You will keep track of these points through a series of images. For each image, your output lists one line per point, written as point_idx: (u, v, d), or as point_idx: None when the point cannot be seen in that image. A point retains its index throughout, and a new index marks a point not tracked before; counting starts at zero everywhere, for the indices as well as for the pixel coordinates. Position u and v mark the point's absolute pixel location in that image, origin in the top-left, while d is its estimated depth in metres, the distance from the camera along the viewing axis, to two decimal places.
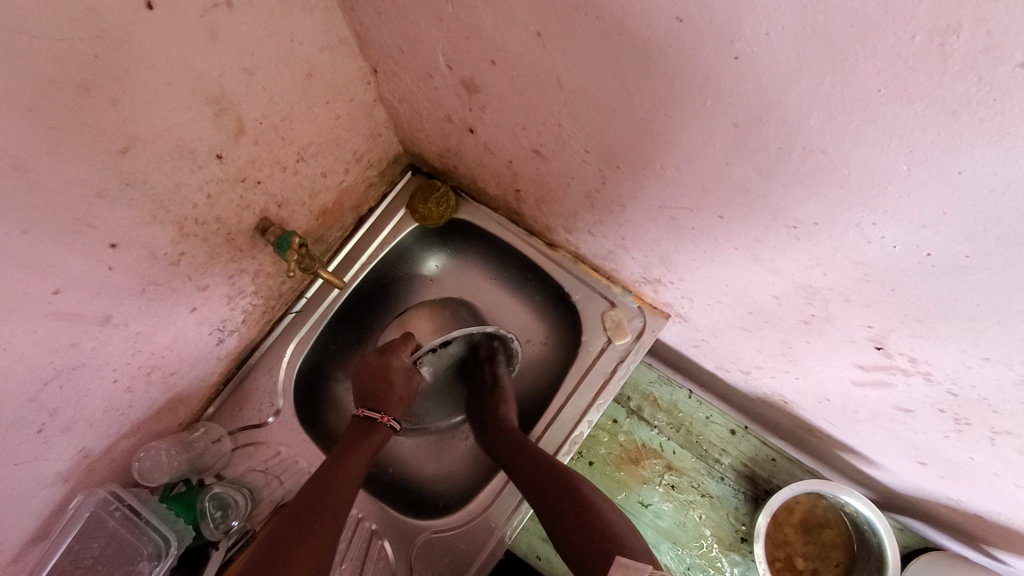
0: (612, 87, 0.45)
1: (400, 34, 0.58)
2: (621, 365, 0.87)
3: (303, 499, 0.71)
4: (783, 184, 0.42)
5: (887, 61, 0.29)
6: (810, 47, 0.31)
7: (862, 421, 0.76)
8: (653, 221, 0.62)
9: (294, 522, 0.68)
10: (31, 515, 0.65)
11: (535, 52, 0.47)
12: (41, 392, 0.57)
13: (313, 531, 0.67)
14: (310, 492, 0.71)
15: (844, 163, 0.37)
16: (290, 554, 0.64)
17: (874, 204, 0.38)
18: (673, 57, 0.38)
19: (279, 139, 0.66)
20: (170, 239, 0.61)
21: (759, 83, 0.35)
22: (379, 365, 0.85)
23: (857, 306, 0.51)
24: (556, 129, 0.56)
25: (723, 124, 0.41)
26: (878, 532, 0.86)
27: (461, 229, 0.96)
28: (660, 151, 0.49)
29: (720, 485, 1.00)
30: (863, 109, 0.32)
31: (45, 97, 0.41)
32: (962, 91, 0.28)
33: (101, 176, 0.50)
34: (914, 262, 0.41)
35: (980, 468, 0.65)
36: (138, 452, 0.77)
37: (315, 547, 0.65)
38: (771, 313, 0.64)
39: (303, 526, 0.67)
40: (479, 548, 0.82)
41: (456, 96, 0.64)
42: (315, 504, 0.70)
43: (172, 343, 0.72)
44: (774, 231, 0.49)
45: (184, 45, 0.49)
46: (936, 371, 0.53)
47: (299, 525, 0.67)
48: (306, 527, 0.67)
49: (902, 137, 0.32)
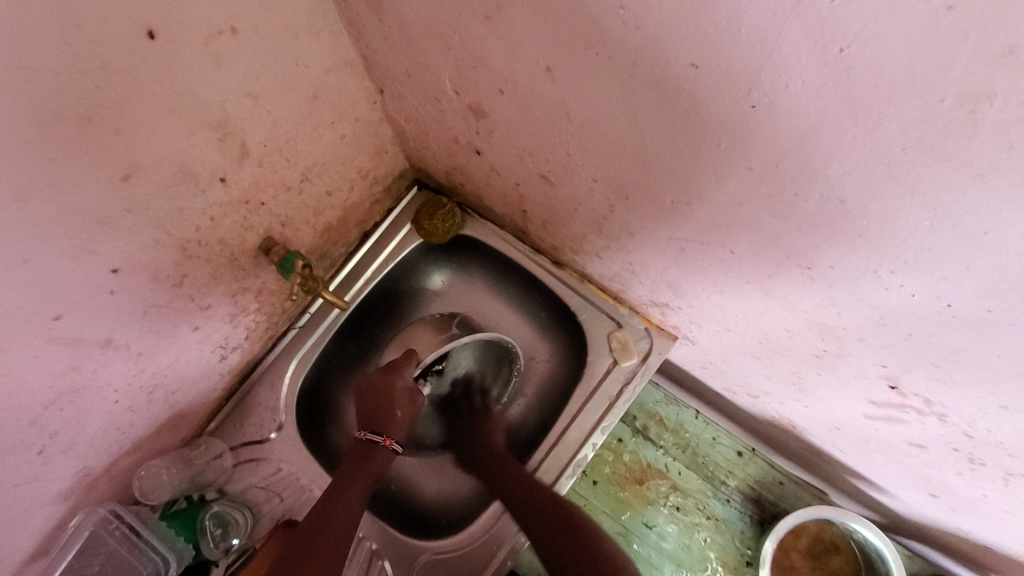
0: (623, 122, 0.43)
1: (407, 59, 0.57)
2: (627, 387, 0.86)
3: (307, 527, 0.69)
4: (799, 228, 0.41)
5: (913, 121, 0.28)
6: (832, 102, 0.30)
7: (872, 452, 0.74)
8: (663, 251, 0.60)
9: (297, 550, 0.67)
10: (30, 535, 0.64)
11: (544, 85, 0.46)
12: (41, 415, 0.57)
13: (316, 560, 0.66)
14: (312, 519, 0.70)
15: (863, 214, 0.36)
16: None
17: (893, 253, 0.37)
18: (687, 100, 0.36)
19: (283, 160, 0.66)
20: (173, 262, 0.61)
21: (779, 132, 0.34)
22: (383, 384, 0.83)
23: (872, 346, 0.50)
24: (565, 158, 0.55)
25: (738, 166, 0.39)
26: (886, 560, 0.85)
27: (466, 245, 0.95)
28: (672, 187, 0.47)
29: (725, 508, 0.99)
30: (885, 165, 0.31)
31: (46, 129, 0.41)
32: (992, 156, 0.27)
33: (104, 204, 0.49)
34: (933, 312, 0.40)
35: (993, 505, 0.63)
36: (139, 468, 0.77)
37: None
38: (782, 345, 0.63)
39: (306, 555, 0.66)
40: (481, 570, 0.81)
41: (464, 119, 0.63)
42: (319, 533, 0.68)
43: (174, 362, 0.71)
44: (788, 271, 0.47)
45: (188, 73, 0.48)
46: (951, 413, 0.52)
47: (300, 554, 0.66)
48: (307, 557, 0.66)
49: (926, 194, 0.31)
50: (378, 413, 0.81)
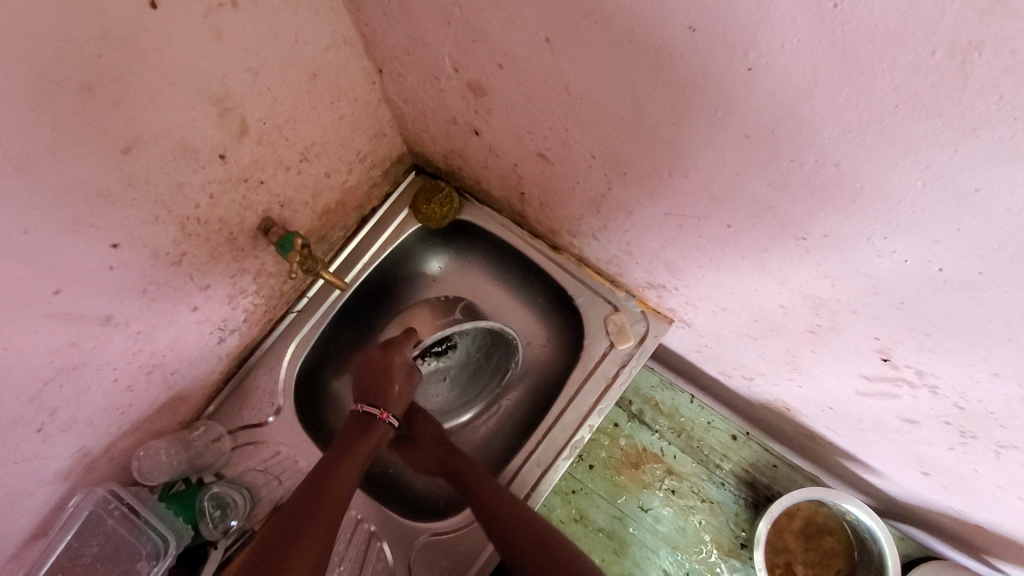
0: (621, 93, 0.44)
1: (407, 36, 0.58)
2: (623, 369, 0.87)
3: (299, 498, 0.70)
4: (793, 196, 0.42)
5: (906, 77, 0.28)
6: (827, 61, 0.30)
7: (865, 431, 0.75)
8: (660, 229, 0.61)
9: (292, 516, 0.67)
10: (29, 514, 0.64)
11: (543, 58, 0.46)
12: (41, 391, 0.57)
13: (310, 528, 0.66)
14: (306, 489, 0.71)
15: (857, 177, 0.36)
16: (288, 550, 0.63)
17: (886, 217, 0.38)
18: (684, 66, 0.37)
19: (282, 139, 0.66)
20: (172, 239, 0.61)
21: (775, 95, 0.34)
22: (382, 361, 0.84)
23: (864, 318, 0.51)
24: (563, 134, 0.56)
25: (734, 134, 0.40)
26: (879, 541, 0.86)
27: (464, 230, 0.95)
28: (670, 159, 0.48)
29: (720, 491, 1.00)
30: (878, 124, 0.32)
31: (47, 98, 0.41)
32: (982, 108, 0.27)
33: (104, 176, 0.49)
34: (924, 277, 0.41)
35: (984, 480, 0.64)
36: (138, 450, 0.77)
37: (313, 545, 0.65)
38: (777, 322, 0.63)
39: (300, 523, 0.66)
40: (478, 551, 0.82)
41: (462, 98, 0.63)
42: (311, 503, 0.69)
43: (173, 343, 0.71)
44: (783, 242, 0.48)
45: (188, 46, 0.48)
46: (942, 384, 0.53)
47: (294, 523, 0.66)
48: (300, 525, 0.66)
49: (919, 152, 0.32)
50: (375, 386, 0.83)
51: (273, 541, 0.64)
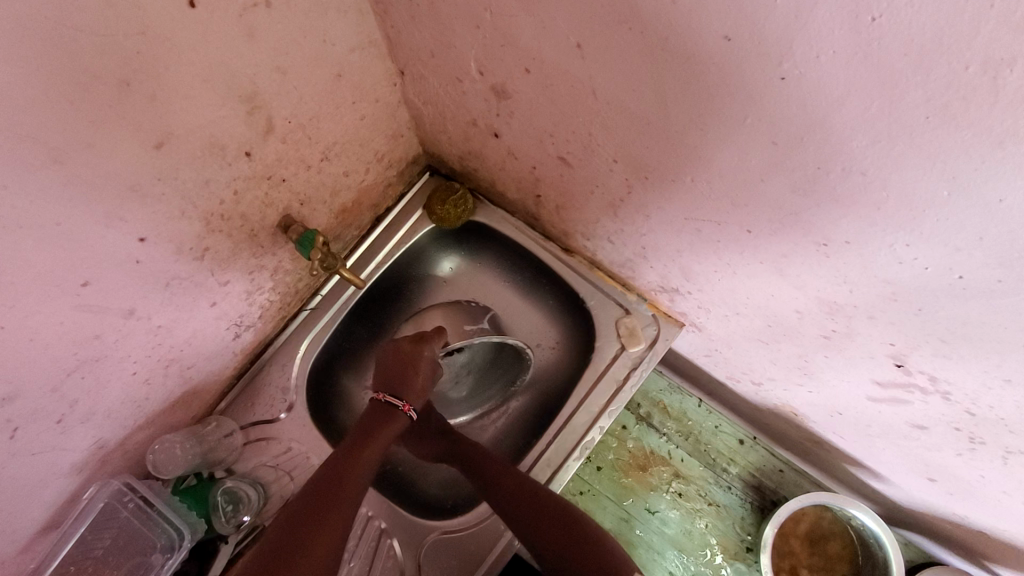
0: (650, 99, 0.45)
1: (433, 38, 0.59)
2: (634, 372, 0.87)
3: (315, 487, 0.69)
4: (818, 202, 0.43)
5: (938, 89, 0.29)
6: (861, 72, 0.31)
7: (873, 436, 0.76)
8: (678, 233, 0.62)
9: (308, 504, 0.67)
10: (45, 504, 0.65)
11: (572, 63, 0.47)
12: (63, 382, 0.57)
13: (326, 517, 0.66)
14: (323, 476, 0.71)
15: (883, 185, 0.37)
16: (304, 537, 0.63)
17: (910, 225, 0.38)
18: (715, 73, 0.38)
19: (305, 138, 0.66)
20: (196, 234, 0.61)
21: (807, 104, 0.35)
22: (410, 351, 0.83)
23: (881, 323, 0.52)
24: (586, 138, 0.57)
25: (761, 140, 0.41)
26: (883, 546, 0.87)
27: (477, 231, 0.96)
28: (693, 164, 0.49)
29: (726, 495, 1.01)
30: (908, 134, 0.33)
31: (85, 92, 0.42)
32: (1011, 122, 0.28)
33: (136, 171, 0.50)
34: (944, 284, 0.42)
35: (990, 487, 0.65)
36: (153, 444, 0.77)
37: (330, 535, 0.65)
38: (791, 327, 0.64)
39: (317, 511, 0.67)
40: (488, 550, 0.82)
41: (484, 100, 0.64)
42: (328, 493, 0.69)
43: (191, 337, 0.72)
44: (803, 248, 0.49)
45: (222, 44, 0.49)
46: (955, 390, 0.54)
47: (310, 510, 0.66)
48: (316, 513, 0.66)
49: (946, 162, 0.33)
50: (398, 376, 0.82)
51: (291, 527, 0.64)
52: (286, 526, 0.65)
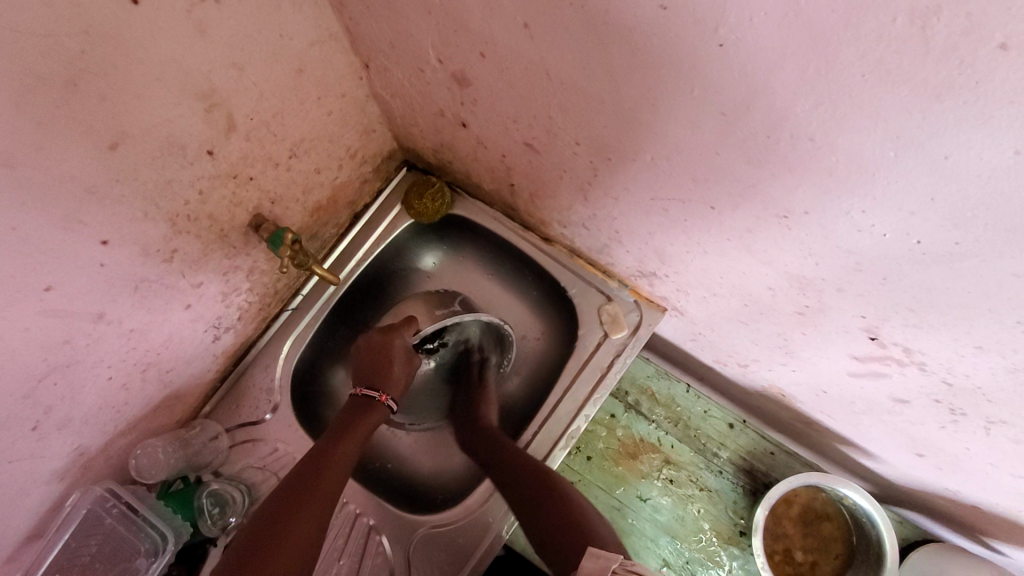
0: (601, 77, 0.44)
1: (390, 28, 0.58)
2: (618, 359, 0.87)
3: (296, 477, 0.69)
4: (773, 173, 0.42)
5: (870, 45, 0.29)
6: (795, 33, 0.31)
7: (858, 413, 0.75)
8: (646, 214, 0.61)
9: (288, 496, 0.67)
10: (27, 512, 0.65)
11: (523, 44, 0.47)
12: (35, 389, 0.57)
13: (307, 509, 0.66)
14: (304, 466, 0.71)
15: (831, 150, 0.37)
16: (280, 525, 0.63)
17: (863, 190, 0.38)
18: (658, 45, 0.38)
19: (271, 135, 0.66)
20: (163, 236, 0.61)
21: (747, 70, 0.35)
22: (381, 344, 0.86)
23: (850, 296, 0.51)
24: (547, 122, 0.56)
25: (709, 112, 0.40)
26: (876, 525, 0.86)
27: (457, 225, 0.96)
28: (651, 141, 0.48)
29: (718, 479, 1.00)
30: (847, 95, 0.32)
31: (31, 93, 0.41)
32: (946, 75, 0.28)
33: (92, 173, 0.50)
34: (903, 250, 0.41)
35: (976, 458, 0.65)
36: (134, 450, 0.77)
37: (307, 527, 0.64)
38: (766, 304, 0.64)
39: (297, 503, 0.66)
40: (477, 542, 0.82)
41: (448, 89, 0.64)
42: (307, 483, 0.69)
43: (167, 340, 0.72)
44: (765, 221, 0.48)
45: (172, 41, 0.49)
46: (930, 360, 0.53)
47: (292, 503, 0.66)
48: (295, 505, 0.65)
49: (888, 122, 0.32)
50: (374, 370, 0.83)
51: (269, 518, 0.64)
52: (266, 520, 0.64)
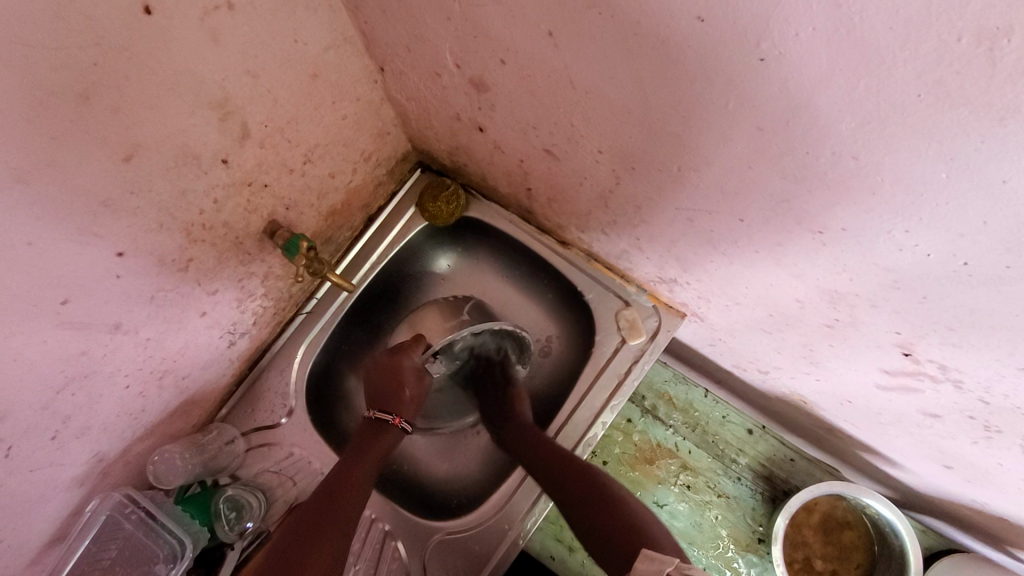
0: (628, 86, 0.43)
1: (406, 32, 0.57)
2: (635, 365, 0.85)
3: (314, 501, 0.70)
4: (810, 189, 0.40)
5: (928, 64, 0.27)
6: (845, 49, 0.29)
7: (884, 424, 0.73)
8: (670, 223, 0.60)
9: (304, 525, 0.67)
10: (48, 519, 0.65)
11: (547, 52, 0.45)
12: (53, 400, 0.57)
13: (322, 538, 0.66)
14: (322, 492, 0.71)
15: (877, 169, 0.35)
16: (301, 557, 0.63)
17: (908, 212, 0.36)
18: (693, 57, 0.36)
19: (285, 142, 0.65)
20: (178, 246, 0.61)
21: (789, 85, 0.33)
22: (391, 365, 0.84)
23: (885, 312, 0.49)
24: (568, 130, 0.55)
25: (746, 127, 0.39)
26: (899, 535, 0.84)
27: (472, 227, 0.94)
28: (680, 153, 0.46)
29: (737, 485, 0.99)
30: (899, 115, 0.30)
31: (44, 107, 0.40)
32: (1013, 97, 0.26)
33: (105, 186, 0.49)
34: (948, 271, 0.39)
35: (1009, 474, 0.62)
36: (153, 455, 0.78)
37: (324, 556, 0.64)
38: (792, 316, 0.62)
39: (312, 532, 0.66)
40: (493, 547, 0.82)
41: (465, 95, 0.62)
42: (326, 506, 0.69)
43: (183, 348, 0.71)
44: (798, 236, 0.46)
45: (185, 51, 0.47)
46: (967, 379, 0.51)
47: (311, 532, 0.66)
48: (314, 531, 0.66)
49: (942, 142, 0.30)
50: (385, 392, 0.83)
51: (287, 548, 0.64)
52: (286, 548, 0.65)
